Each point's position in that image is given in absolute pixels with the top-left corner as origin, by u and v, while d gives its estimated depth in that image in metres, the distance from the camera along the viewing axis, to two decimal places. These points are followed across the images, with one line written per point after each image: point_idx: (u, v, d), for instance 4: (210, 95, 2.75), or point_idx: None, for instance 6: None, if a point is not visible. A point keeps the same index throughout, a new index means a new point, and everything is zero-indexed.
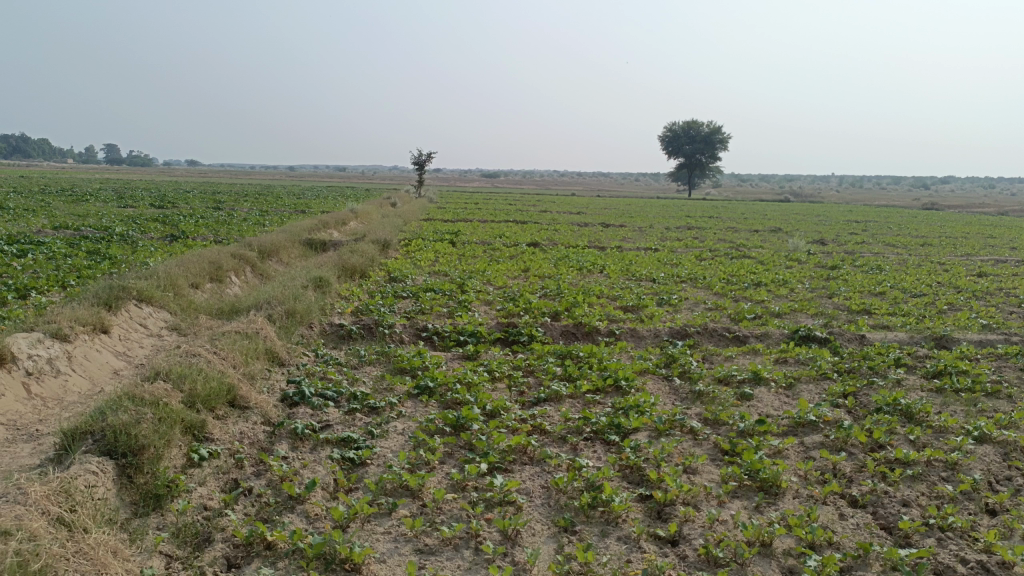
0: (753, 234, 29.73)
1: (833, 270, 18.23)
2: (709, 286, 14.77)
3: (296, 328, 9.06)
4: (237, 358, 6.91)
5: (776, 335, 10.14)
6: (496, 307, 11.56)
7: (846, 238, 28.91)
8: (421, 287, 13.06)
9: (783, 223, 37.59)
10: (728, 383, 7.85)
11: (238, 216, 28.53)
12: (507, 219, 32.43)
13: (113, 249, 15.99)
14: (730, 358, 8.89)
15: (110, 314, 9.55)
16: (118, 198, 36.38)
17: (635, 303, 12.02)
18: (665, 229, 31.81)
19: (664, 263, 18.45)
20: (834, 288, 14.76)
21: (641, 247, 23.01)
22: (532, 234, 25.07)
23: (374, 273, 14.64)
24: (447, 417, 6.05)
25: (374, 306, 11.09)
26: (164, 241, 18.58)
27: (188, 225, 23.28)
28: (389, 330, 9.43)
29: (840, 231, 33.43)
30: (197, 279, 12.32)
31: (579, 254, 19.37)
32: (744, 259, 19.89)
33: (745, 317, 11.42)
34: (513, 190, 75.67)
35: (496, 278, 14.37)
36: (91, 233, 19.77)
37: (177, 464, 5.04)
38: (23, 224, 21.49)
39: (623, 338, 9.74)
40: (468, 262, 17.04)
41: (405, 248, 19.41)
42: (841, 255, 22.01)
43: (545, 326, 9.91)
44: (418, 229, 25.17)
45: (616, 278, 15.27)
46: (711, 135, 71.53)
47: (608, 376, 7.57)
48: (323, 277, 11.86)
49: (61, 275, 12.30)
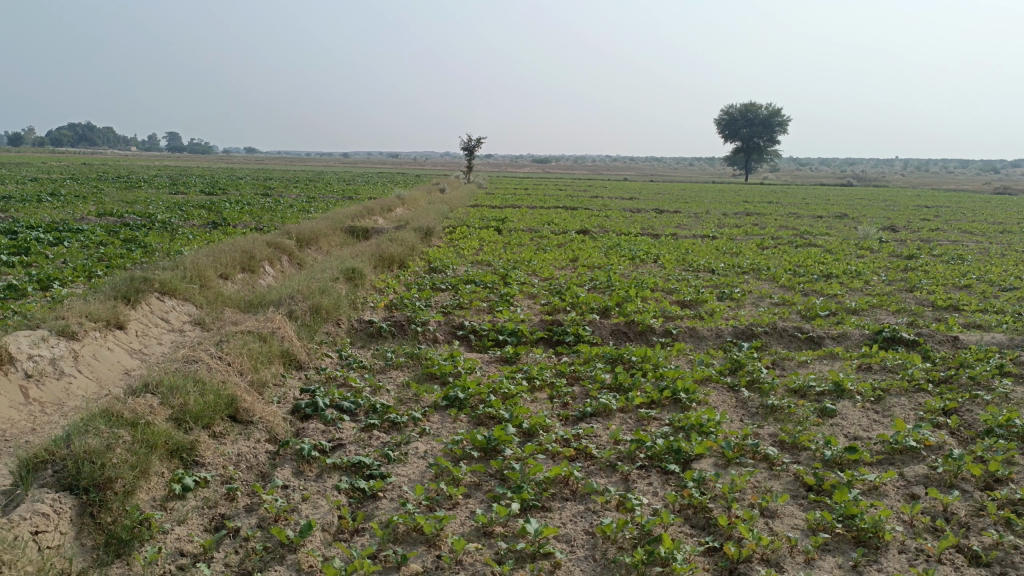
0: (816, 220, 28.11)
1: (910, 260, 16.75)
2: (774, 278, 13.56)
3: (320, 325, 8.29)
4: (244, 364, 6.15)
5: (854, 336, 8.99)
6: (540, 302, 10.65)
7: (919, 224, 27.06)
8: (461, 279, 12.20)
9: (849, 209, 35.67)
10: (804, 396, 6.80)
11: (285, 202, 28.18)
12: (557, 205, 31.42)
13: (150, 237, 15.57)
14: (805, 363, 7.81)
15: (128, 307, 8.91)
16: (171, 185, 36.45)
17: (693, 297, 10.96)
18: (722, 214, 30.31)
19: (724, 253, 17.23)
20: (915, 281, 13.39)
21: (698, 235, 21.75)
22: (582, 221, 24.01)
23: (414, 263, 13.86)
24: (475, 439, 5.17)
25: (409, 300, 10.28)
26: (204, 228, 18.17)
27: (231, 212, 22.90)
28: (421, 328, 8.59)
29: (910, 217, 31.44)
30: (227, 270, 11.67)
31: (631, 242, 18.31)
32: (810, 248, 18.50)
33: (817, 314, 10.26)
34: (565, 175, 74.33)
35: (542, 269, 13.43)
36: (134, 220, 19.50)
37: (155, 497, 4.28)
38: (69, 211, 21.36)
39: (681, 338, 8.72)
40: (514, 251, 16.16)
41: (449, 236, 18.58)
42: (916, 243, 20.44)
43: (593, 325, 8.96)
44: (464, 215, 24.37)
45: (672, 269, 14.18)
46: (771, 118, 68.98)
47: (665, 386, 6.59)
48: (356, 268, 11.07)
49: (89, 265, 11.81)
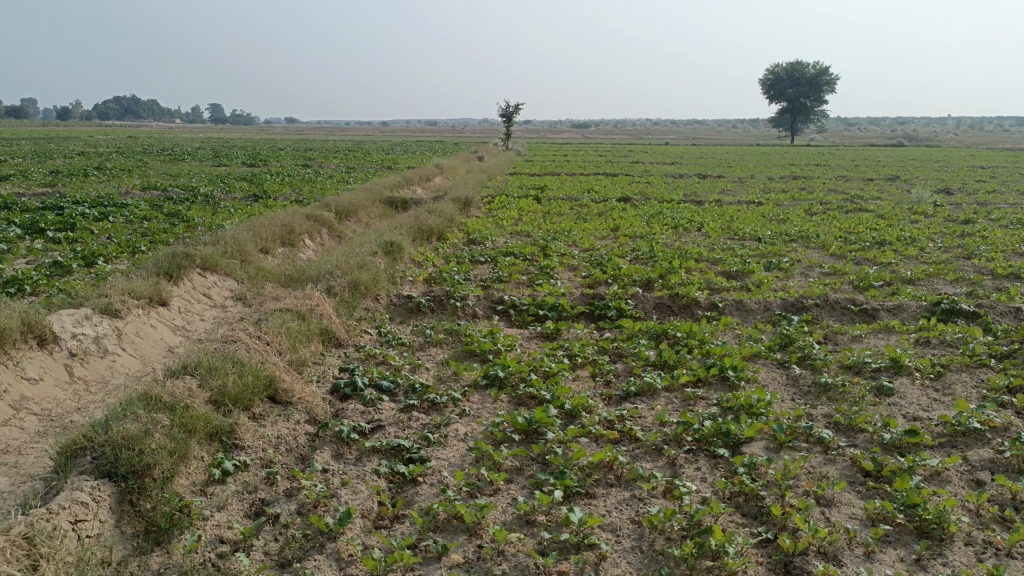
0: (866, 184, 27.24)
1: (967, 224, 16.07)
2: (824, 246, 13.11)
3: (360, 302, 8.21)
4: (283, 344, 6.08)
5: (910, 308, 8.61)
6: (581, 274, 10.44)
7: (975, 186, 26.03)
8: (501, 250, 12.03)
9: (900, 171, 34.46)
10: (858, 375, 6.51)
11: (324, 173, 28.25)
12: (597, 171, 30.95)
13: (193, 211, 15.68)
14: (859, 338, 7.50)
15: (171, 284, 8.95)
16: (213, 157, 36.80)
17: (739, 268, 10.64)
18: (767, 179, 29.56)
19: (770, 220, 16.74)
20: (973, 247, 12.82)
21: (743, 201, 21.19)
22: (623, 188, 23.59)
23: (452, 234, 13.72)
24: (517, 421, 5.04)
25: (448, 273, 10.16)
26: (245, 201, 18.26)
27: (272, 184, 22.99)
28: (460, 303, 8.46)
29: (965, 178, 30.29)
30: (268, 244, 11.66)
31: (674, 210, 17.90)
32: (860, 213, 17.88)
33: (870, 284, 9.87)
34: (605, 140, 73.28)
35: (583, 239, 13.18)
36: (177, 193, 19.69)
37: (194, 483, 4.24)
38: (114, 186, 21.66)
39: (728, 312, 8.45)
40: (554, 220, 15.92)
41: (488, 206, 18.39)
42: (973, 206, 19.62)
43: (636, 298, 8.73)
44: (503, 184, 24.12)
45: (717, 238, 13.81)
46: (817, 77, 66.86)
47: (711, 364, 6.37)
48: (394, 242, 10.96)
49: (133, 240, 11.90)
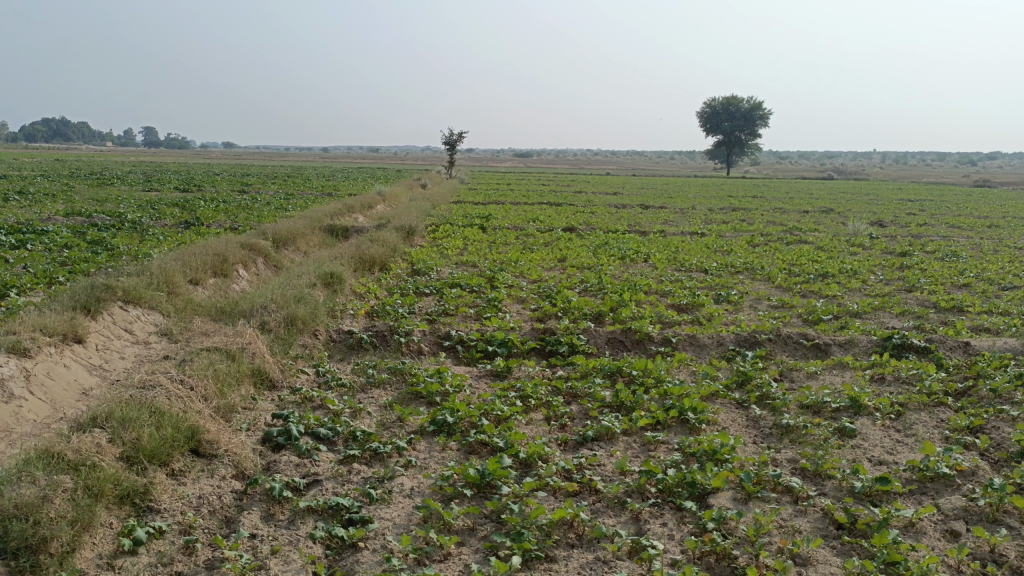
0: (803, 216, 27.84)
1: (904, 257, 16.38)
2: (770, 278, 13.11)
3: (296, 338, 7.69)
4: (210, 389, 5.54)
5: (862, 342, 8.52)
6: (530, 307, 10.10)
7: (906, 219, 26.86)
8: (446, 282, 11.63)
9: (834, 203, 35.40)
10: (818, 415, 6.31)
11: (262, 199, 27.41)
12: (540, 201, 30.90)
13: (118, 239, 14.83)
14: (815, 375, 7.35)
15: (88, 319, 8.26)
16: (144, 182, 35.43)
17: (690, 301, 10.48)
18: (708, 210, 29.98)
19: (714, 251, 16.78)
20: (913, 280, 13.00)
21: (686, 232, 21.28)
22: (567, 218, 23.49)
23: (396, 264, 13.27)
24: (468, 474, 4.63)
25: (391, 306, 9.70)
26: (176, 228, 17.44)
27: (206, 210, 22.12)
28: (405, 339, 8.02)
29: (895, 211, 31.32)
30: (198, 274, 11.00)
31: (620, 240, 17.80)
32: (801, 245, 18.11)
33: (820, 318, 9.80)
34: (547, 170, 73.89)
35: (530, 270, 12.88)
36: (103, 220, 18.71)
37: (100, 556, 3.71)
38: (35, 211, 20.48)
39: (681, 347, 8.22)
40: (500, 250, 15.62)
41: (432, 235, 17.98)
42: (907, 239, 20.11)
43: (587, 333, 8.43)
44: (446, 213, 23.77)
45: (664, 269, 13.69)
46: (752, 112, 68.84)
47: (671, 405, 6.07)
48: (334, 273, 10.44)
49: (50, 269, 11.09)
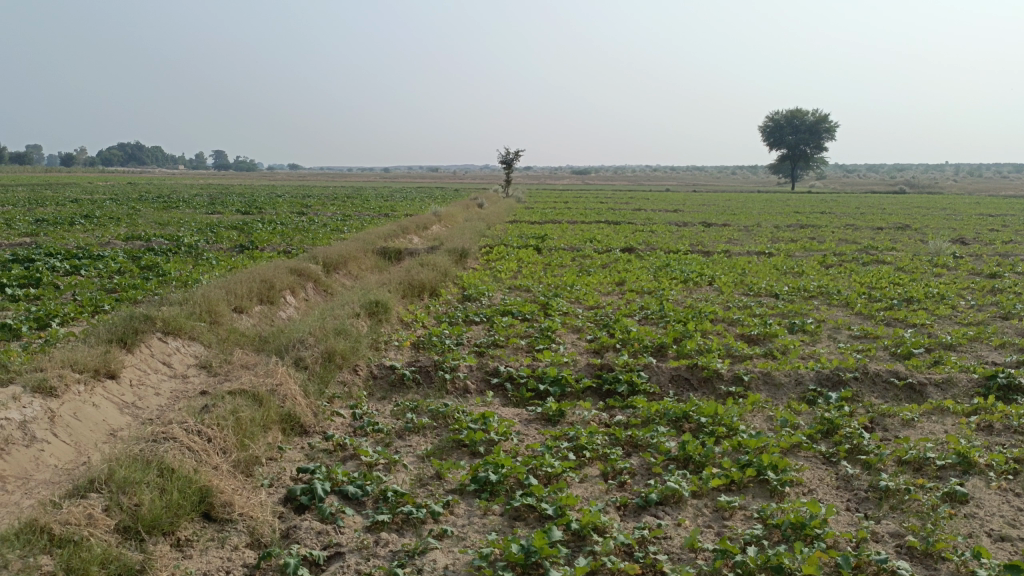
0: (877, 233, 26.47)
1: (995, 279, 15.11)
2: (848, 304, 12.14)
3: (334, 375, 7.16)
4: (230, 439, 5.04)
5: (961, 381, 7.57)
6: (587, 337, 9.42)
7: (989, 236, 25.20)
8: (497, 308, 11.03)
9: (908, 219, 33.77)
10: (920, 474, 5.44)
11: (319, 221, 27.42)
12: (599, 220, 30.19)
13: (171, 264, 14.68)
14: (911, 424, 6.47)
15: (123, 353, 7.91)
16: (207, 204, 35.90)
17: (761, 330, 9.63)
18: (774, 227, 28.77)
19: (784, 273, 15.81)
20: (1009, 306, 11.83)
21: (752, 252, 20.29)
22: (626, 237, 22.72)
23: (447, 290, 12.73)
24: (511, 552, 3.98)
25: (438, 336, 9.12)
26: (230, 252, 17.33)
27: (263, 232, 22.10)
28: (450, 375, 7.41)
29: (975, 226, 29.60)
30: (242, 302, 10.63)
31: (683, 262, 16.95)
32: (878, 266, 16.94)
33: (909, 352, 8.83)
34: (606, 187, 73.24)
35: (587, 295, 12.19)
36: (160, 243, 18.75)
37: None
38: (96, 235, 20.75)
39: (754, 387, 7.42)
40: (555, 273, 14.97)
41: (486, 258, 17.41)
42: (995, 258, 18.72)
43: (649, 370, 7.68)
44: (502, 233, 23.23)
45: (730, 294, 12.84)
46: (818, 125, 66.78)
47: (747, 462, 5.29)
48: (380, 301, 9.91)
49: (96, 296, 10.88)
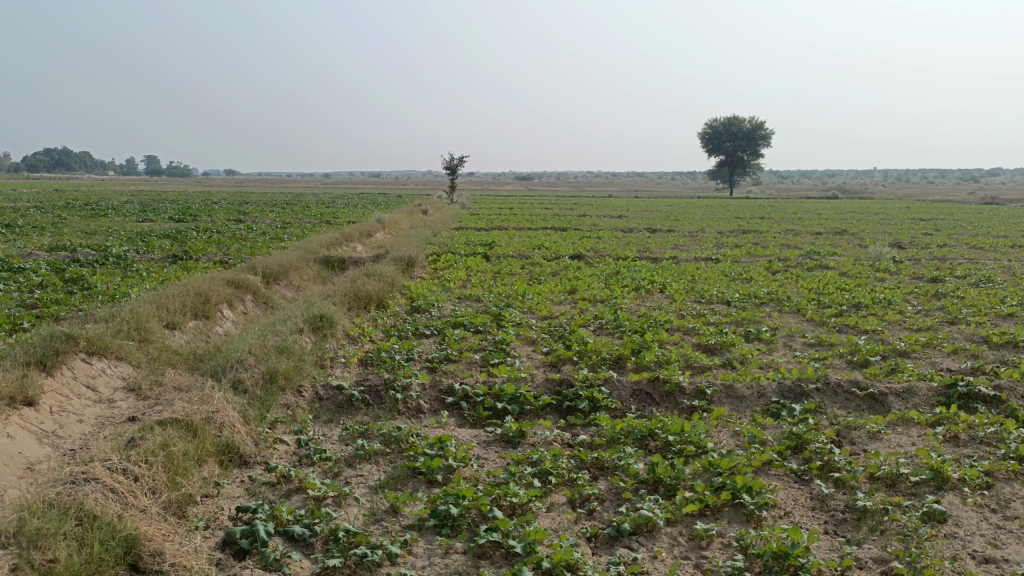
0: (817, 238, 26.97)
1: (936, 283, 15.36)
2: (799, 311, 12.12)
3: (276, 398, 6.67)
4: (160, 478, 4.55)
5: (921, 391, 7.49)
6: (542, 350, 9.10)
7: (924, 240, 25.89)
8: (448, 320, 10.63)
9: (845, 224, 34.57)
10: (894, 492, 5.27)
11: (258, 228, 26.51)
12: (545, 226, 30.03)
13: (98, 276, 13.83)
14: (878, 436, 6.33)
15: (42, 377, 7.24)
16: (140, 212, 34.45)
17: (718, 340, 9.46)
18: (718, 233, 29.03)
19: (733, 279, 15.81)
20: (955, 310, 11.97)
21: (699, 258, 20.33)
22: (573, 244, 22.56)
23: (394, 300, 12.26)
24: None
25: (387, 352, 8.67)
26: (164, 262, 16.49)
27: (198, 242, 21.18)
28: (401, 395, 6.99)
29: (909, 231, 30.44)
30: (175, 317, 9.98)
31: (632, 268, 16.83)
32: (823, 271, 17.11)
33: (866, 360, 8.76)
34: (549, 194, 73.45)
35: (539, 305, 11.89)
36: (87, 254, 17.75)
37: None
38: (17, 246, 19.57)
39: (717, 400, 7.20)
40: (505, 282, 14.64)
41: (433, 266, 16.98)
42: (934, 262, 19.14)
43: (609, 384, 7.40)
44: (448, 240, 22.81)
45: (683, 302, 12.71)
46: (755, 132, 68.27)
47: (721, 484, 5.04)
48: (324, 315, 9.40)
49: (15, 313, 10.09)
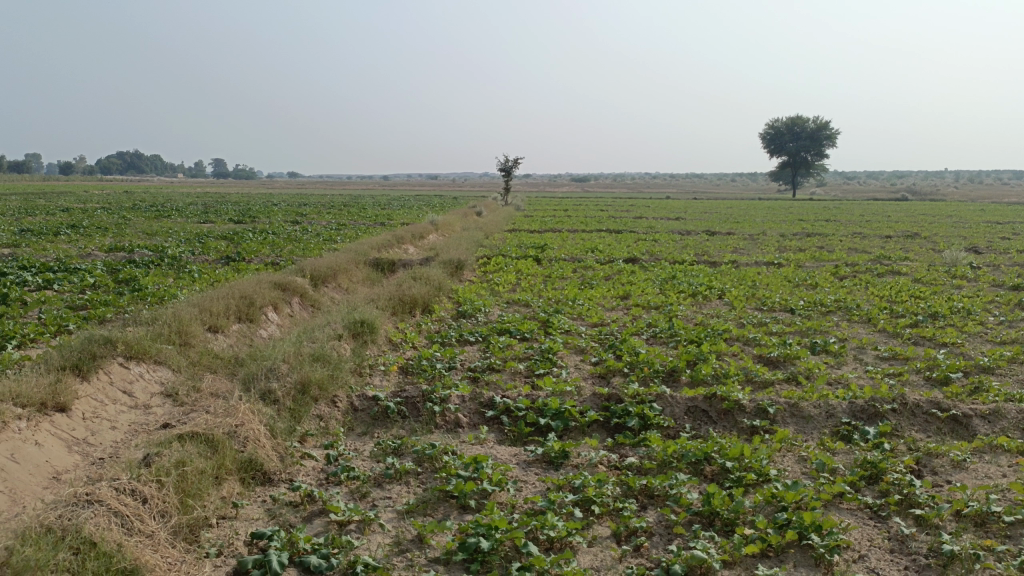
0: (886, 242, 25.77)
1: (1020, 292, 14.29)
2: (869, 321, 11.36)
3: (308, 410, 6.36)
4: (170, 499, 4.31)
5: (1011, 414, 6.75)
6: (591, 360, 8.63)
7: (1003, 245, 24.41)
8: (494, 326, 10.22)
9: (916, 227, 32.97)
10: (986, 533, 4.63)
11: (312, 230, 26.57)
12: (600, 228, 29.39)
13: (149, 277, 13.85)
14: (963, 466, 5.66)
15: (77, 382, 7.05)
16: (201, 213, 35.14)
17: (781, 352, 8.83)
18: (779, 236, 27.97)
19: (797, 285, 15.03)
20: None
21: (760, 262, 19.53)
22: (628, 247, 21.94)
23: (441, 305, 11.92)
24: None
25: (428, 360, 8.30)
26: (216, 264, 16.52)
27: (252, 243, 21.27)
28: (439, 408, 6.62)
29: (986, 235, 28.83)
30: (218, 321, 9.80)
31: (689, 273, 16.17)
32: (894, 278, 16.14)
33: (947, 377, 8.02)
34: (606, 196, 72.62)
35: (590, 311, 11.41)
36: (143, 255, 17.93)
37: None
38: (80, 246, 19.93)
39: (780, 421, 6.61)
40: (556, 286, 14.19)
41: (483, 269, 16.64)
42: (1015, 269, 17.94)
43: (662, 400, 6.88)
44: (500, 243, 22.47)
45: (743, 309, 12.07)
46: (819, 132, 66.12)
47: (786, 521, 4.51)
48: (365, 320, 9.09)
49: (62, 314, 10.06)
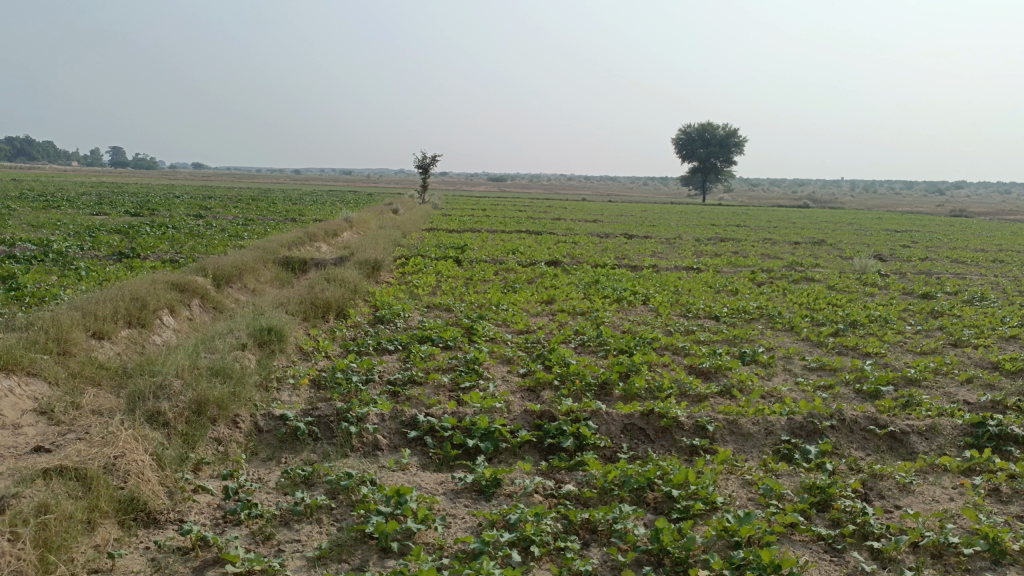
0: (796, 248, 26.41)
1: (928, 301, 14.63)
2: (793, 329, 11.30)
3: (204, 433, 5.60)
4: (27, 556, 3.58)
5: (945, 429, 6.63)
6: (519, 371, 8.12)
7: (905, 253, 25.38)
8: (414, 333, 9.59)
9: (821, 234, 34.06)
10: (945, 567, 4.37)
11: (217, 226, 25.09)
12: (519, 230, 29.02)
13: (29, 275, 12.51)
14: (909, 488, 5.45)
15: None
16: (94, 204, 32.80)
17: (713, 362, 8.57)
18: (695, 240, 28.28)
19: (718, 292, 14.98)
20: (957, 332, 11.22)
21: (680, 267, 19.52)
22: (549, 249, 21.59)
23: (356, 309, 11.17)
24: None
25: (343, 371, 7.61)
26: (109, 261, 15.18)
27: (150, 238, 19.81)
28: (356, 429, 5.97)
29: (887, 243, 29.99)
30: (104, 326, 8.78)
31: (612, 277, 15.90)
32: (809, 285, 16.36)
33: (877, 390, 7.91)
34: (523, 197, 72.47)
35: (515, 317, 10.92)
36: (25, 249, 16.34)
37: None
38: None
39: (719, 439, 6.27)
40: (478, 290, 13.63)
41: (401, 270, 15.92)
42: (919, 276, 18.53)
43: (597, 418, 6.43)
44: (418, 242, 21.76)
45: (669, 316, 11.83)
46: (728, 139, 67.97)
47: (742, 560, 4.12)
48: (272, 328, 8.29)
49: None
